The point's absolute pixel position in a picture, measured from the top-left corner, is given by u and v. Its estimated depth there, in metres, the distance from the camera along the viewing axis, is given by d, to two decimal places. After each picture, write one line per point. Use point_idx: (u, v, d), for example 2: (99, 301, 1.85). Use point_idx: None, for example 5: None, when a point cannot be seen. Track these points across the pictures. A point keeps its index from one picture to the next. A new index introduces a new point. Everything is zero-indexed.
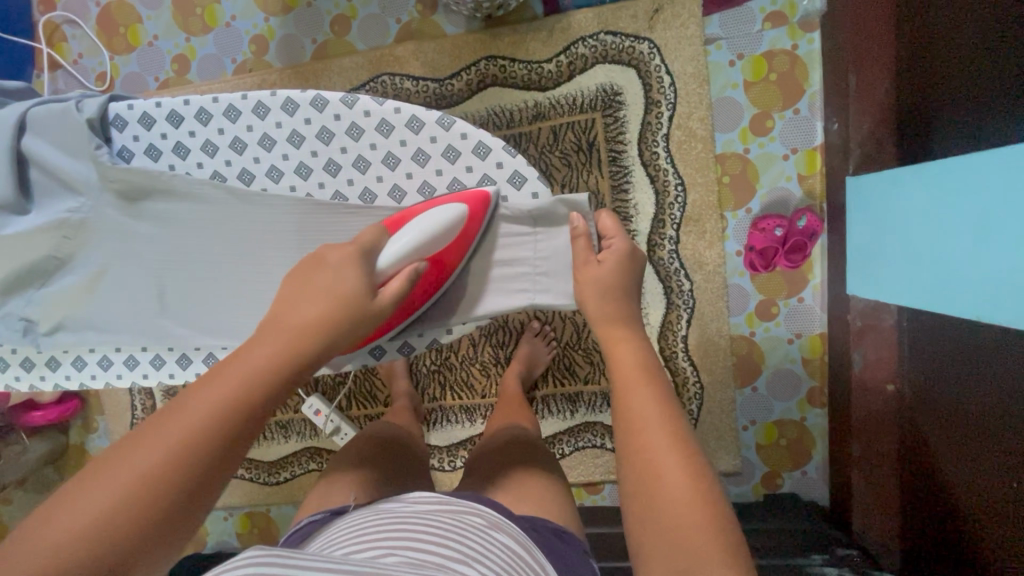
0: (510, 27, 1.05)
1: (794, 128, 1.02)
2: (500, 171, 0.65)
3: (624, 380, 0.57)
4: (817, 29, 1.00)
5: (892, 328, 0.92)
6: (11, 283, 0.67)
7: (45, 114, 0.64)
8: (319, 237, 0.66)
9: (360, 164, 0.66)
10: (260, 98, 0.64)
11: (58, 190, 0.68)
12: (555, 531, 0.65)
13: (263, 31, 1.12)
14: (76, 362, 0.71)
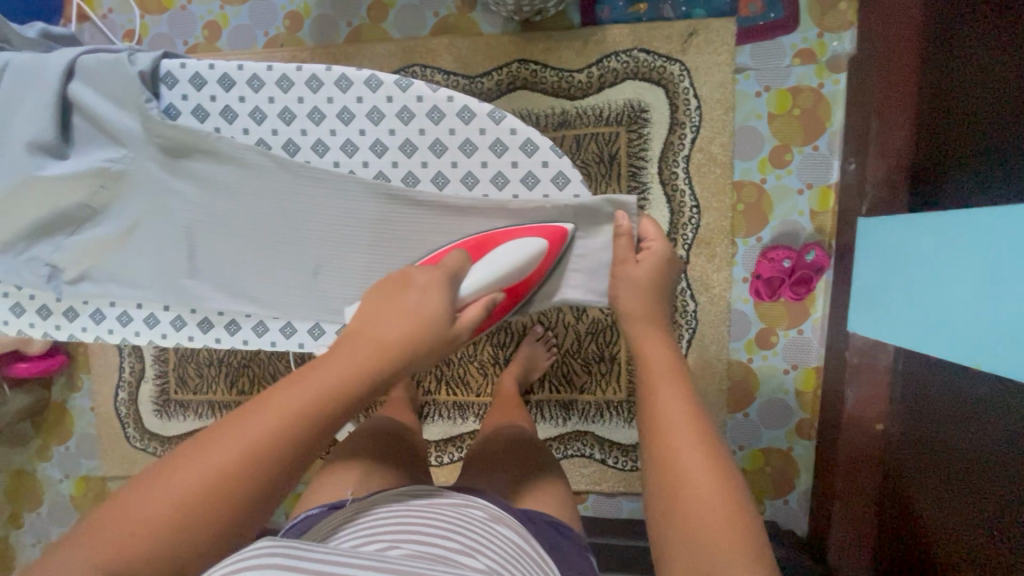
0: (546, 33, 1.06)
1: (812, 164, 1.04)
2: (545, 171, 0.65)
3: (653, 382, 0.59)
4: (844, 71, 1.01)
5: (887, 369, 0.94)
6: (39, 229, 0.67)
7: (95, 64, 0.62)
8: (350, 216, 0.67)
9: (407, 148, 0.66)
10: (315, 71, 0.64)
11: (96, 138, 0.66)
12: (552, 523, 0.67)
13: (299, 8, 1.12)
14: (95, 313, 0.71)
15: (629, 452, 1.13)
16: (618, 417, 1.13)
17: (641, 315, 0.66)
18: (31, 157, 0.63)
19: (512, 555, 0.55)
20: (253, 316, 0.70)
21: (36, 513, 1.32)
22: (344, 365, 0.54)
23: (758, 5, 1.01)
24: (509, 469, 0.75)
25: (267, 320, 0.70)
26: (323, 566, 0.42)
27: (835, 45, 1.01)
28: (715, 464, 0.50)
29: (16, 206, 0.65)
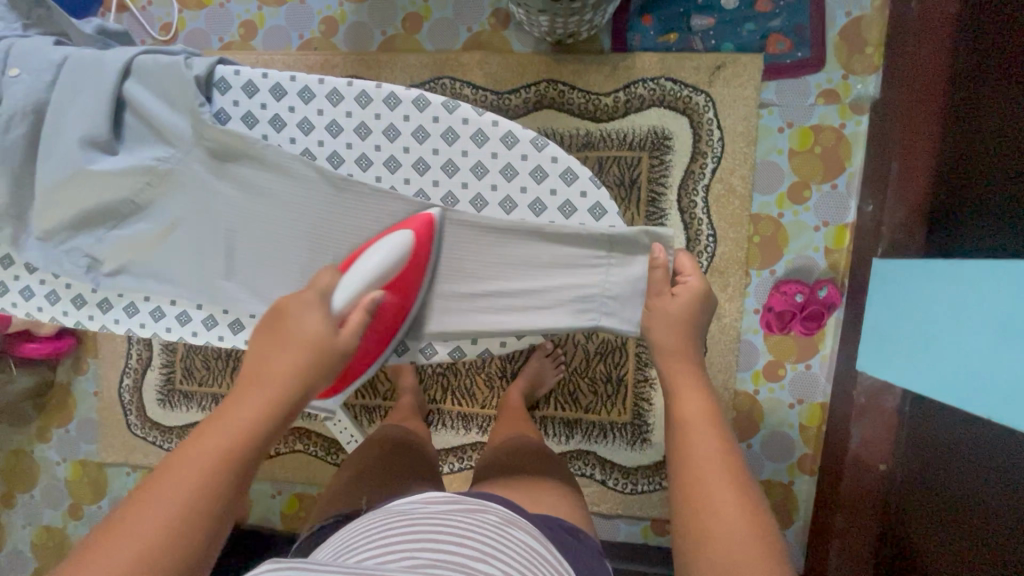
0: (576, 56, 1.08)
1: (830, 202, 1.05)
2: (582, 201, 0.66)
3: (687, 422, 0.58)
4: (866, 113, 1.03)
5: (894, 412, 0.96)
6: (80, 221, 0.67)
7: (154, 66, 0.63)
8: (378, 225, 0.66)
9: (448, 168, 0.67)
10: (365, 88, 0.65)
11: (150, 138, 0.66)
12: (570, 531, 0.68)
13: (335, 13, 1.14)
14: (128, 308, 0.73)
15: (629, 474, 1.13)
16: (621, 439, 1.13)
17: (676, 351, 0.63)
18: (83, 153, 0.63)
19: (527, 558, 0.55)
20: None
21: (30, 494, 1.32)
22: (254, 411, 0.56)
23: (787, 43, 1.03)
24: (520, 481, 0.77)
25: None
26: None
27: (859, 88, 1.02)
28: (748, 506, 0.51)
29: (60, 199, 0.65)
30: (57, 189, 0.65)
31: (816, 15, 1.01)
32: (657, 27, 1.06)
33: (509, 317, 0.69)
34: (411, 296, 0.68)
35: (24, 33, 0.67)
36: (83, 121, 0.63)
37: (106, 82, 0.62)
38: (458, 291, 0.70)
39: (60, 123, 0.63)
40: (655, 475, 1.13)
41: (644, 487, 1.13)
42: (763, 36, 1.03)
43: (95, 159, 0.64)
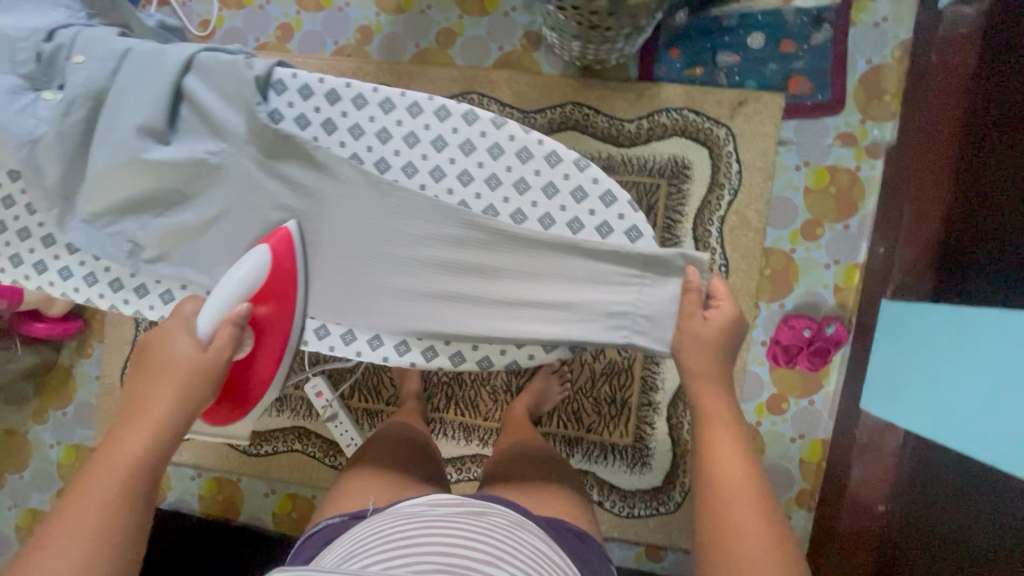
0: (603, 81, 1.11)
1: (841, 242, 1.07)
2: (620, 223, 0.65)
3: (713, 441, 0.60)
4: (882, 158, 1.05)
5: (894, 453, 0.97)
6: (127, 206, 0.66)
7: (214, 63, 0.64)
8: (409, 229, 0.65)
9: (492, 182, 0.66)
10: (418, 99, 0.66)
11: (200, 131, 0.65)
12: (576, 533, 0.72)
13: (371, 24, 1.17)
14: (167, 295, 0.71)
15: (626, 498, 1.13)
16: (621, 461, 1.13)
17: (705, 380, 0.63)
18: (139, 140, 0.62)
19: (536, 562, 0.56)
20: (317, 317, 0.70)
21: (18, 475, 1.30)
22: (143, 434, 0.61)
23: (808, 85, 1.06)
24: (528, 491, 0.79)
25: (330, 324, 0.70)
26: None
27: (876, 133, 1.05)
28: (771, 528, 0.53)
29: (109, 182, 0.64)
30: (109, 177, 0.63)
31: (837, 60, 1.05)
32: (683, 60, 1.09)
33: (529, 326, 0.64)
34: (290, 304, 0.68)
35: (88, 22, 0.68)
36: (145, 108, 0.62)
37: (165, 75, 0.63)
38: (481, 298, 0.65)
39: (121, 109, 0.62)
40: (653, 500, 1.13)
41: (642, 511, 1.13)
42: (785, 77, 1.06)
43: (152, 153, 0.63)
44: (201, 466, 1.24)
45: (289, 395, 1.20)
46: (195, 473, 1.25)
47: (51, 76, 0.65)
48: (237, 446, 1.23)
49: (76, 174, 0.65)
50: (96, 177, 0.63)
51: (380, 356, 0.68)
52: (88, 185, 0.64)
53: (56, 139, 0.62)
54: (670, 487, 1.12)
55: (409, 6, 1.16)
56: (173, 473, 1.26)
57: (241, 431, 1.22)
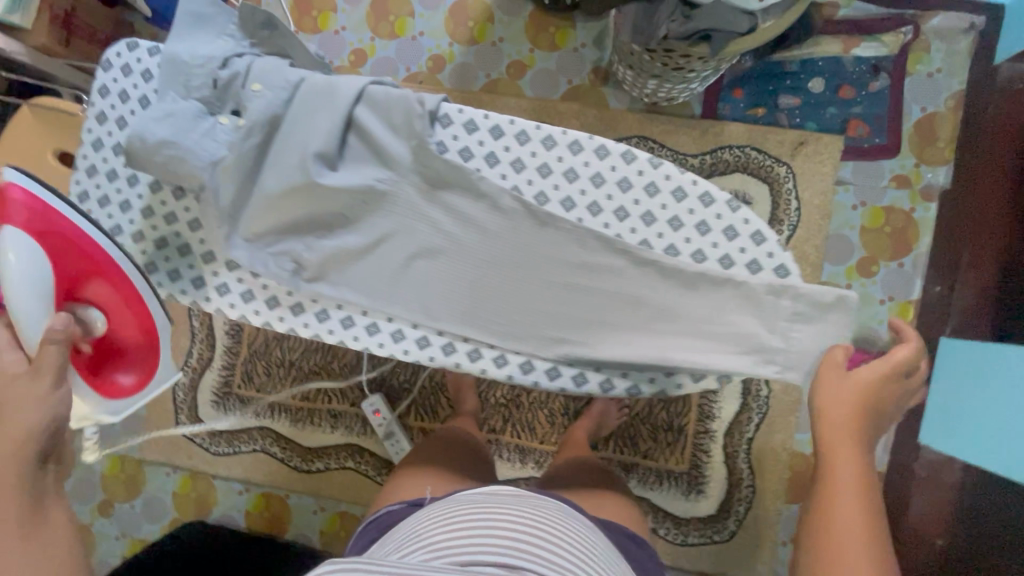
0: (667, 117, 1.16)
1: (896, 279, 1.10)
2: (769, 261, 0.65)
3: (834, 485, 0.61)
4: (936, 200, 1.10)
5: (954, 487, 0.99)
6: (296, 226, 0.67)
7: (384, 96, 0.64)
8: (551, 256, 0.66)
9: (647, 219, 0.66)
10: (580, 137, 0.67)
11: (365, 160, 0.66)
12: (630, 536, 0.78)
13: (445, 53, 1.21)
14: (320, 313, 0.70)
15: (681, 525, 1.14)
16: (677, 489, 1.14)
17: (846, 420, 0.63)
18: (313, 165, 0.63)
19: (579, 547, 0.62)
20: (445, 334, 0.68)
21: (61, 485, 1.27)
22: (21, 435, 0.63)
23: (866, 129, 1.11)
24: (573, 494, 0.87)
25: (456, 341, 0.68)
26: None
27: (929, 176, 1.10)
28: None
29: (284, 205, 0.64)
30: (287, 200, 0.64)
31: (893, 108, 1.11)
32: (747, 100, 1.14)
33: (647, 353, 0.65)
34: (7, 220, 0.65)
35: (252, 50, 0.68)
36: (325, 134, 0.63)
37: (339, 105, 0.63)
38: (619, 325, 0.66)
39: (301, 135, 0.63)
40: (707, 528, 1.13)
41: (695, 540, 1.13)
42: (844, 120, 1.12)
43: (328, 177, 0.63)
44: (250, 481, 1.24)
45: (344, 412, 1.20)
46: (242, 488, 1.24)
47: (224, 102, 0.66)
48: (287, 463, 1.22)
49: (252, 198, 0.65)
50: (273, 200, 0.64)
51: (505, 374, 0.68)
52: (263, 209, 0.64)
53: (238, 162, 0.63)
54: (724, 516, 1.13)
55: (482, 38, 1.21)
56: (220, 487, 1.25)
57: (292, 447, 1.22)
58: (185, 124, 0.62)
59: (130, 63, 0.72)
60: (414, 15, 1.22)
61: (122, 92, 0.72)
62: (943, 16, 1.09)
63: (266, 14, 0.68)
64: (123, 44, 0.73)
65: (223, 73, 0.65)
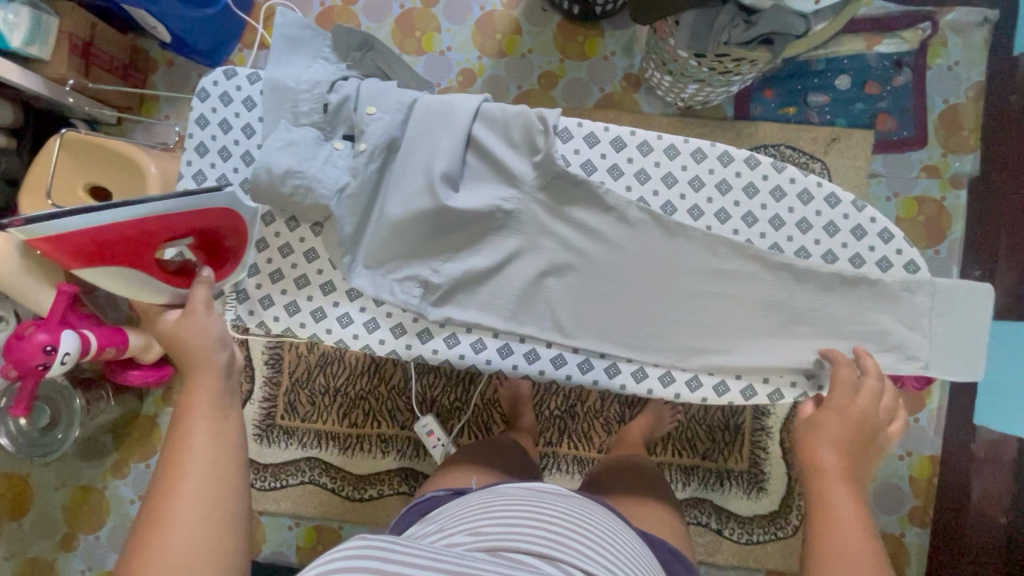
0: (701, 120, 1.17)
1: (934, 265, 1.14)
2: (898, 258, 0.67)
3: (824, 472, 0.58)
4: (965, 188, 1.14)
5: (1013, 464, 1.00)
6: (425, 248, 0.67)
7: (503, 113, 0.66)
8: (677, 264, 0.67)
9: (775, 222, 0.68)
10: (701, 145, 0.69)
11: (488, 178, 0.66)
12: (674, 553, 0.71)
13: (474, 66, 1.21)
14: (450, 338, 0.68)
15: (745, 524, 1.14)
16: (738, 487, 1.14)
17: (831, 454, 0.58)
18: (441, 188, 0.64)
19: (615, 549, 0.58)
20: (554, 346, 0.68)
21: (94, 535, 1.20)
22: (209, 442, 0.56)
23: (894, 122, 1.15)
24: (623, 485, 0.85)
25: (566, 352, 0.68)
26: (420, 561, 0.46)
27: (957, 165, 1.14)
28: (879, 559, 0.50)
29: (408, 227, 0.65)
30: (414, 224, 0.65)
31: (918, 101, 1.14)
32: (778, 100, 1.17)
33: (769, 355, 0.66)
34: (92, 232, 0.56)
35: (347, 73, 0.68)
36: (454, 157, 0.64)
37: (462, 125, 0.65)
38: (739, 329, 0.67)
39: (428, 158, 0.64)
40: (770, 525, 1.14)
41: (760, 537, 1.14)
42: (873, 115, 1.15)
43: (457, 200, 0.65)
44: (300, 515, 1.19)
45: (395, 436, 1.18)
46: (292, 523, 1.20)
47: (335, 126, 0.66)
48: (339, 492, 1.18)
49: (378, 222, 0.66)
50: (402, 224, 0.65)
51: (617, 384, 0.68)
52: (389, 234, 0.65)
53: (358, 189, 0.65)
54: (786, 511, 1.14)
55: (512, 50, 1.20)
56: (268, 524, 1.20)
57: (344, 475, 1.18)
58: (307, 153, 0.63)
59: (229, 92, 0.70)
60: (441, 30, 1.22)
61: (215, 119, 0.70)
62: (958, 11, 1.13)
63: (362, 35, 0.68)
64: (219, 73, 0.70)
65: (332, 98, 0.65)
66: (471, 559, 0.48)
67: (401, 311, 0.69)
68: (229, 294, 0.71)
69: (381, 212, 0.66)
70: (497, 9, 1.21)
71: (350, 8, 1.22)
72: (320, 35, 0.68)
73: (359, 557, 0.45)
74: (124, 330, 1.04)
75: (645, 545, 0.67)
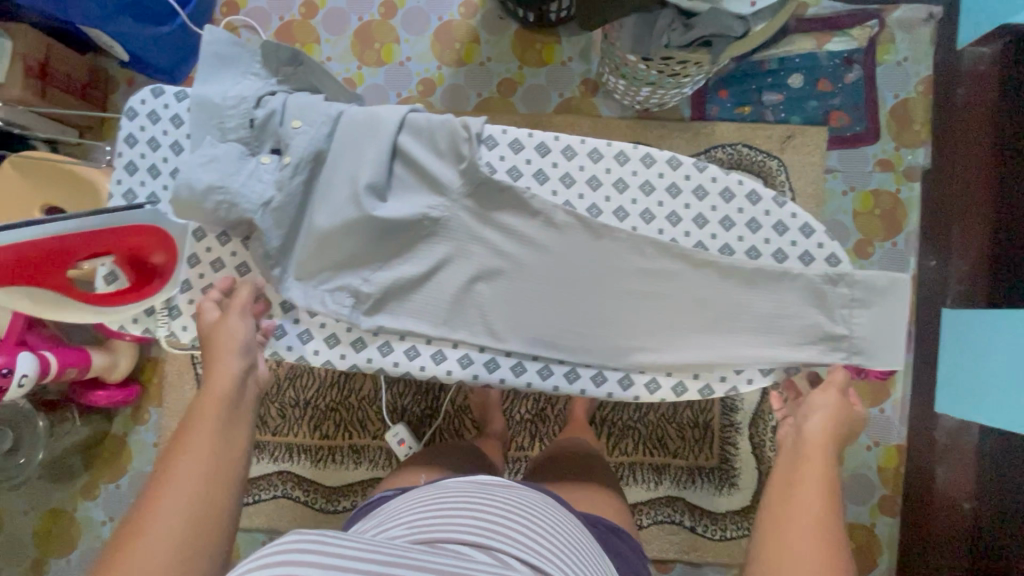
0: (659, 122, 1.19)
1: (891, 258, 1.15)
2: (820, 252, 0.69)
3: (803, 458, 0.68)
4: (917, 180, 1.16)
5: (974, 449, 1.04)
6: (356, 257, 0.68)
7: (427, 122, 0.67)
8: (616, 265, 0.68)
9: (699, 221, 0.70)
10: (624, 148, 0.70)
11: (415, 187, 0.68)
12: (613, 529, 0.74)
13: (434, 76, 1.22)
14: (383, 346, 0.70)
15: (718, 521, 1.15)
16: (710, 484, 1.15)
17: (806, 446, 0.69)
18: (367, 199, 0.65)
19: (558, 538, 0.59)
20: (486, 350, 0.69)
21: (64, 559, 1.19)
22: (209, 442, 0.60)
23: (846, 118, 1.17)
24: (567, 479, 0.84)
25: (499, 356, 0.69)
26: (352, 550, 0.46)
27: (909, 158, 1.16)
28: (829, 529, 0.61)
29: (338, 238, 0.66)
30: (341, 235, 0.66)
31: (869, 96, 1.17)
32: (733, 99, 1.19)
33: (712, 352, 0.67)
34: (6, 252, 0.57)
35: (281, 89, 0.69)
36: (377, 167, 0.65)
37: (387, 136, 0.66)
38: (682, 326, 0.68)
39: (354, 170, 0.65)
40: (743, 520, 1.14)
41: (733, 533, 1.14)
42: (825, 112, 1.17)
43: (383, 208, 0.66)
44: (273, 530, 1.19)
45: (367, 446, 1.18)
46: (266, 538, 1.20)
47: (262, 141, 0.67)
48: (312, 505, 1.18)
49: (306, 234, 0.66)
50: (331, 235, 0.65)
51: (551, 385, 0.69)
52: (316, 245, 0.66)
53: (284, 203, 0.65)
54: (758, 506, 1.14)
55: (470, 58, 1.22)
56: (242, 540, 1.20)
57: (317, 488, 1.18)
58: (231, 167, 0.63)
59: (156, 110, 0.70)
60: (399, 41, 1.23)
61: (144, 137, 0.70)
62: (903, 8, 1.16)
63: (291, 51, 0.69)
64: (146, 90, 0.71)
65: (256, 113, 0.66)
66: (405, 549, 0.48)
67: (333, 321, 0.70)
68: (160, 311, 0.71)
69: (309, 222, 0.66)
70: (455, 18, 1.22)
71: (309, 21, 1.23)
72: (249, 51, 0.69)
73: (294, 547, 0.46)
74: (88, 351, 1.04)
75: (585, 529, 0.69)
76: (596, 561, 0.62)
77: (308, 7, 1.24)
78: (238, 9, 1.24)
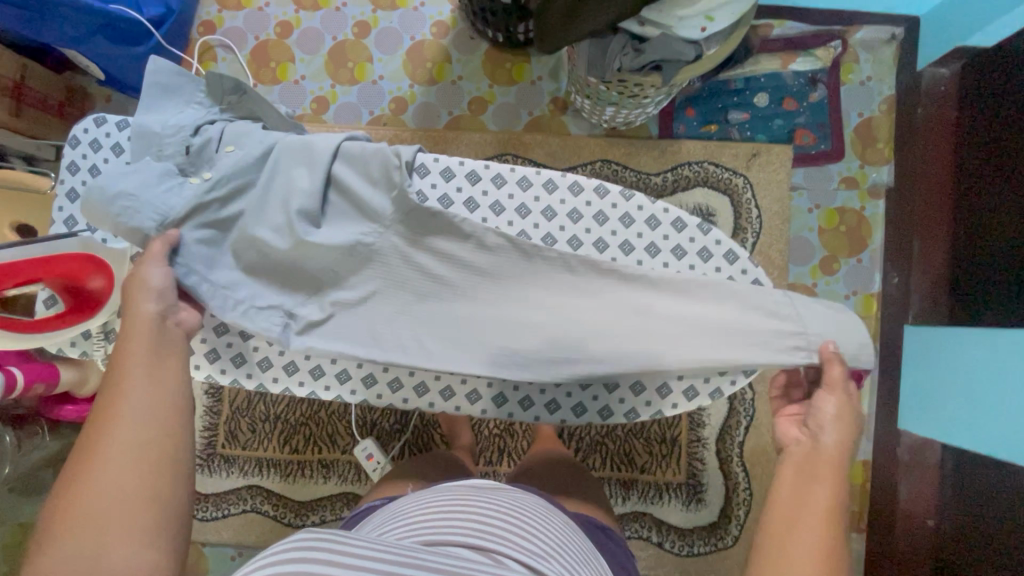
0: (627, 140, 1.20)
1: (856, 274, 1.17)
2: (744, 276, 0.72)
3: (807, 467, 0.61)
4: (882, 198, 1.18)
5: (935, 466, 1.04)
6: (289, 281, 0.69)
7: (360, 151, 0.69)
8: (557, 289, 0.70)
9: (625, 247, 0.73)
10: (552, 177, 0.74)
11: (348, 213, 0.69)
12: (602, 527, 0.79)
13: (406, 94, 1.24)
14: (314, 370, 0.76)
15: (685, 536, 1.15)
16: (677, 500, 1.15)
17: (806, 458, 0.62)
18: (300, 224, 0.67)
19: (555, 539, 0.60)
20: (415, 376, 0.76)
21: None
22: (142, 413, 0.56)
23: (811, 136, 1.19)
24: (544, 491, 0.84)
25: (430, 381, 0.76)
26: (359, 551, 0.47)
27: (874, 176, 1.18)
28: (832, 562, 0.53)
29: (271, 257, 0.68)
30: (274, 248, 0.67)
31: (834, 114, 1.18)
32: (699, 118, 1.20)
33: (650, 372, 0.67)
34: None
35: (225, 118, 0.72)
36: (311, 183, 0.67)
37: (320, 165, 0.68)
38: (624, 346, 0.69)
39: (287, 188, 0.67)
40: (710, 536, 1.15)
41: (700, 549, 1.14)
42: (791, 130, 1.19)
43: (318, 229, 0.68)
44: (242, 544, 1.19)
45: (336, 461, 1.18)
46: (235, 552, 1.20)
47: (197, 166, 0.68)
48: (280, 520, 1.18)
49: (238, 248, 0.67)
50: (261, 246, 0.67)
51: (478, 409, 0.76)
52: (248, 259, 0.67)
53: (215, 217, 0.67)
54: (725, 522, 1.15)
55: (442, 77, 1.24)
56: (211, 554, 1.20)
57: (285, 502, 1.18)
58: (166, 182, 0.65)
59: (98, 138, 0.72)
60: (372, 60, 1.25)
61: (86, 164, 0.72)
62: (867, 29, 1.17)
63: (234, 81, 0.72)
64: (88, 120, 0.73)
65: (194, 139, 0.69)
66: (408, 551, 0.49)
67: (267, 346, 0.76)
68: (96, 336, 0.72)
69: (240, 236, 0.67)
70: (426, 38, 1.24)
71: (283, 41, 1.26)
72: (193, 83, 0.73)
73: (289, 552, 0.46)
74: (56, 366, 1.05)
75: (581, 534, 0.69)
76: (593, 563, 0.62)
77: (283, 27, 1.26)
78: (214, 28, 1.27)
